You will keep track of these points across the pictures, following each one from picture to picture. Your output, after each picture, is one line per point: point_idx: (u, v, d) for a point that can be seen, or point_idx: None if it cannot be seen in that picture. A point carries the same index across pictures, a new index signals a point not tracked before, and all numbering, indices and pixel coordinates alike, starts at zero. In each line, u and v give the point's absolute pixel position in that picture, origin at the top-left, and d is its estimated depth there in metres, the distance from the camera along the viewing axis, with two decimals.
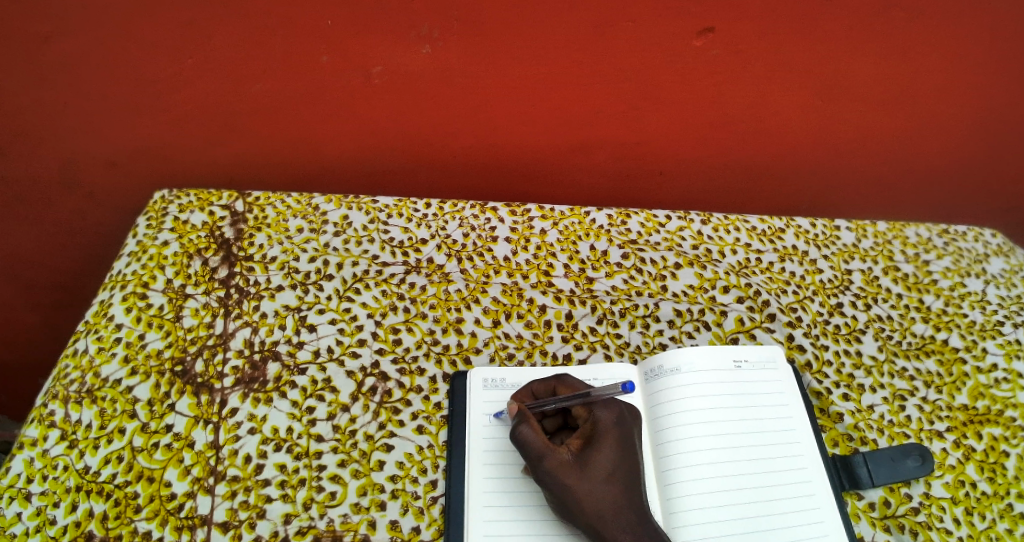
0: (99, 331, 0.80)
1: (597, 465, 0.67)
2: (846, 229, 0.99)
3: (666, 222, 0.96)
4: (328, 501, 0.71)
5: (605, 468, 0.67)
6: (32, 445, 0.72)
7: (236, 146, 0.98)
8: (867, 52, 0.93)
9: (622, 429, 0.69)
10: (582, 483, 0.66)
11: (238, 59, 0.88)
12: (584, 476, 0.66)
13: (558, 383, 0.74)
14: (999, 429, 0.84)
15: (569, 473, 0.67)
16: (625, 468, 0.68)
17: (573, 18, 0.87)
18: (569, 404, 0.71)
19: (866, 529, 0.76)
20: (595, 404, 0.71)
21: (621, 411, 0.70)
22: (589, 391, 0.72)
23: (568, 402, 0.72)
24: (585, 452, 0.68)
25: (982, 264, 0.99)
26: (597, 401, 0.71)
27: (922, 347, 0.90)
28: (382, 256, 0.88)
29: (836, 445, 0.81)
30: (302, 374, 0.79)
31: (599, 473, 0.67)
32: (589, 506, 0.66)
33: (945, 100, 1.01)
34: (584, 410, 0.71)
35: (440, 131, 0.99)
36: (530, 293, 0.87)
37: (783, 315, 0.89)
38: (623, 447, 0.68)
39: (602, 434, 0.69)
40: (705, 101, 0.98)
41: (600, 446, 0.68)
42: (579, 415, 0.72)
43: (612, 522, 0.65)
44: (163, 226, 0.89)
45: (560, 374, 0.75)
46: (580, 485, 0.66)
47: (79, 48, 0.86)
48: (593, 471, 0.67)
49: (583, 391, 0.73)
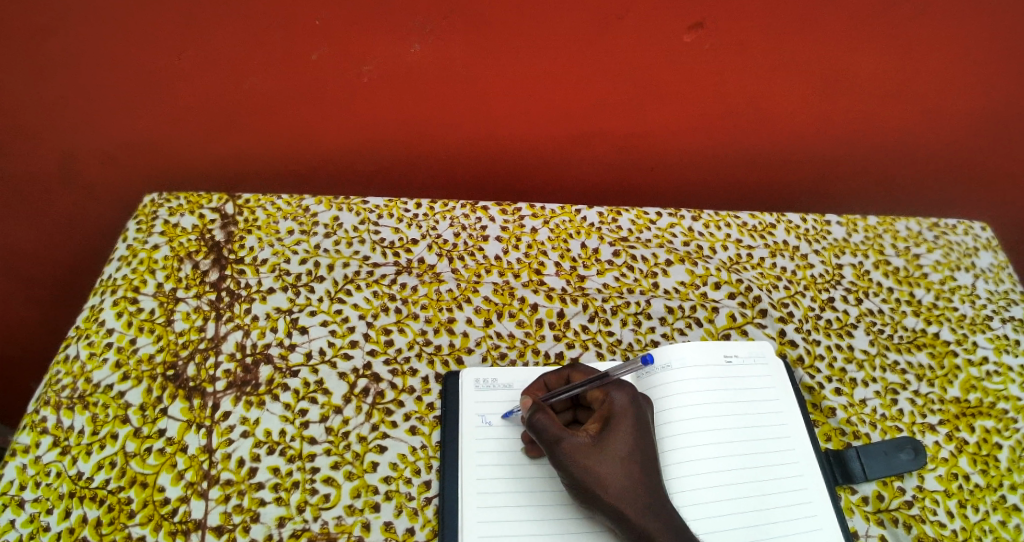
0: (91, 336, 0.80)
1: (616, 446, 0.67)
2: (837, 223, 1.00)
3: (656, 219, 0.96)
4: (322, 503, 0.71)
5: (624, 448, 0.67)
6: (25, 451, 0.72)
7: (231, 141, 0.97)
8: (859, 46, 0.93)
9: (638, 411, 0.70)
10: (603, 464, 0.66)
11: (227, 60, 0.88)
12: (603, 457, 0.67)
13: (571, 372, 0.75)
14: (991, 422, 0.85)
15: (590, 455, 0.67)
16: (642, 450, 0.68)
17: (564, 16, 0.88)
18: (582, 388, 0.72)
19: (860, 522, 0.76)
20: (610, 385, 0.71)
21: (636, 394, 0.71)
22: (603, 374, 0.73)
23: (582, 384, 0.72)
24: (602, 435, 0.68)
25: (973, 257, 0.99)
26: (612, 384, 0.72)
27: (914, 340, 0.90)
28: (373, 257, 0.88)
29: (829, 440, 0.81)
30: (294, 377, 0.79)
31: (617, 455, 0.67)
32: (611, 488, 0.66)
33: (937, 94, 1.01)
34: (600, 392, 0.71)
35: (432, 130, 0.99)
36: (522, 292, 0.87)
37: (775, 309, 0.89)
38: (639, 429, 0.69)
39: (619, 416, 0.69)
40: (696, 96, 0.98)
41: (618, 429, 0.68)
42: (595, 398, 0.72)
43: (635, 503, 0.65)
44: (153, 229, 0.89)
45: (572, 364, 0.76)
46: (602, 467, 0.66)
47: (70, 51, 0.86)
48: (611, 451, 0.67)
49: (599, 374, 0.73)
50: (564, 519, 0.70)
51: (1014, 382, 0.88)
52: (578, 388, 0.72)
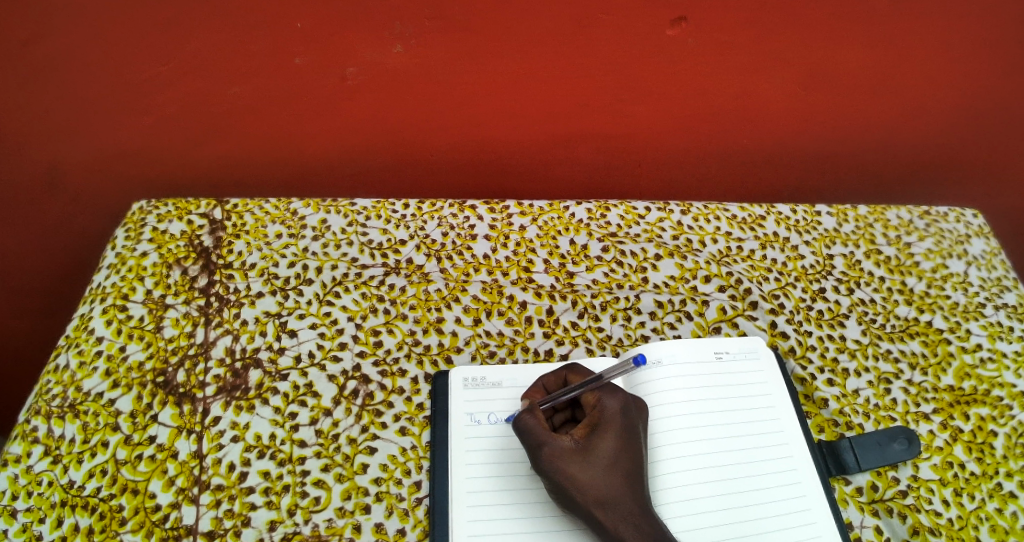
0: (80, 345, 0.80)
1: (600, 453, 0.67)
2: (827, 214, 0.99)
3: (645, 213, 0.96)
4: (313, 506, 0.71)
5: (607, 456, 0.67)
6: (16, 462, 0.72)
7: (215, 149, 0.98)
8: (845, 36, 0.93)
9: (626, 420, 0.69)
10: (584, 471, 0.66)
11: (210, 65, 0.88)
12: (585, 463, 0.67)
13: (568, 373, 0.75)
14: (986, 409, 0.84)
15: (572, 461, 0.67)
16: (627, 458, 0.67)
17: (546, 13, 0.87)
18: (577, 392, 0.72)
19: (854, 514, 0.75)
20: (603, 391, 0.71)
21: (627, 400, 0.70)
22: (597, 376, 0.73)
23: (579, 387, 0.72)
24: (587, 440, 0.68)
25: (964, 245, 0.99)
26: (607, 389, 0.71)
27: (907, 329, 0.90)
28: (361, 258, 0.88)
29: (822, 432, 0.81)
30: (284, 380, 0.79)
31: (600, 462, 0.67)
32: (591, 495, 0.66)
33: (926, 82, 1.00)
34: (594, 397, 0.71)
35: (418, 130, 0.99)
36: (510, 290, 0.87)
37: (766, 302, 0.89)
38: (626, 438, 0.68)
39: (606, 422, 0.69)
40: (682, 91, 0.97)
41: (604, 435, 0.68)
42: (589, 402, 0.72)
43: (615, 512, 0.65)
44: (142, 237, 0.89)
45: (571, 364, 0.76)
46: (583, 474, 0.66)
47: (54, 60, 0.86)
48: (595, 459, 0.67)
49: (595, 376, 0.73)
50: (557, 516, 0.70)
51: (1009, 369, 0.87)
52: (576, 391, 0.72)
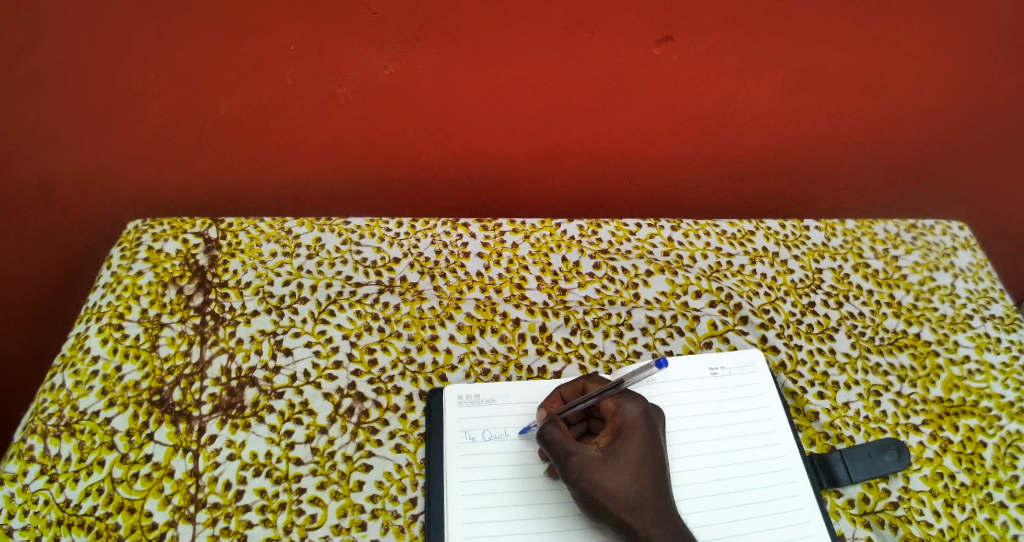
0: (76, 364, 0.80)
1: (626, 458, 0.68)
2: (815, 228, 1.01)
3: (636, 230, 0.97)
4: (309, 524, 0.72)
5: (633, 460, 0.68)
6: (12, 481, 0.72)
7: (213, 162, 1.00)
8: (833, 51, 0.95)
9: (649, 424, 0.70)
10: (612, 478, 0.67)
11: (210, 82, 0.90)
12: (612, 469, 0.67)
13: (587, 381, 0.76)
14: (975, 420, 0.85)
15: (600, 468, 0.68)
16: (652, 462, 0.68)
17: (539, 32, 0.89)
18: (595, 399, 0.73)
19: (846, 526, 0.76)
20: (623, 397, 0.72)
21: (647, 406, 0.72)
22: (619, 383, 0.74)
23: (598, 394, 0.73)
24: (610, 447, 0.69)
25: (951, 257, 1.00)
26: (626, 395, 0.73)
27: (895, 341, 0.91)
28: (355, 276, 0.89)
29: (813, 444, 0.81)
30: (280, 398, 0.79)
31: (626, 466, 0.68)
32: (620, 501, 0.66)
33: (909, 98, 1.02)
34: (612, 403, 0.72)
35: (413, 144, 1.01)
36: (503, 307, 0.88)
37: (756, 316, 0.90)
38: (649, 441, 0.69)
39: (630, 428, 0.70)
40: (671, 107, 1.00)
41: (628, 439, 0.69)
42: (607, 409, 0.72)
43: (644, 516, 0.66)
44: (137, 256, 0.90)
45: (589, 373, 0.78)
46: (612, 481, 0.67)
47: (58, 76, 0.88)
48: (621, 464, 0.68)
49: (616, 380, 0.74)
50: (549, 532, 0.71)
51: (997, 379, 0.89)
52: (594, 399, 0.73)
